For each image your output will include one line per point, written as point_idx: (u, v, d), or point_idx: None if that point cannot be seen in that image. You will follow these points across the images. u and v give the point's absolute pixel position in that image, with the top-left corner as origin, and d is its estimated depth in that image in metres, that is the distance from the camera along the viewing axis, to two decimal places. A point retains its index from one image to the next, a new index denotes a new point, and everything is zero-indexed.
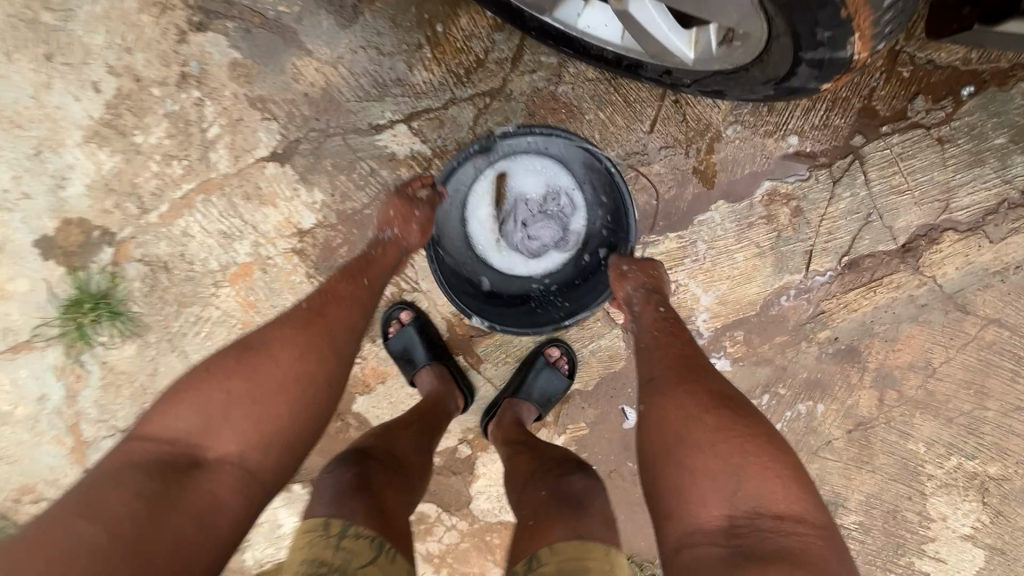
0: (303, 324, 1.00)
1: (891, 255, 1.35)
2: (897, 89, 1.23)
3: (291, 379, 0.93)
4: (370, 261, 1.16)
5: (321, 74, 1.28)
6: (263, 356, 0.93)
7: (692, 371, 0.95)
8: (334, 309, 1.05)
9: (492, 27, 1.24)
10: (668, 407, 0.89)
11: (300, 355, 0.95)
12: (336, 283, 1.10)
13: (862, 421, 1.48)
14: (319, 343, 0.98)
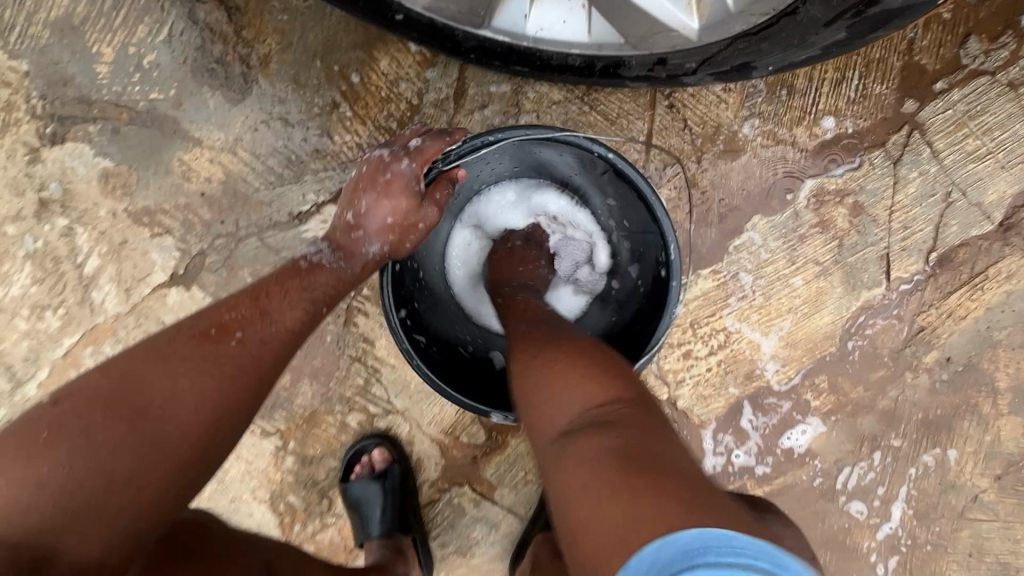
0: (242, 359, 0.63)
1: (989, 238, 1.03)
2: (941, 35, 0.96)
3: (208, 437, 0.58)
4: (341, 282, 0.77)
5: (218, 164, 1.00)
6: (170, 400, 0.57)
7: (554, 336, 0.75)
8: (286, 334, 0.69)
9: (422, 63, 0.97)
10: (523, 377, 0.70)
11: (227, 408, 0.60)
12: (289, 293, 0.71)
13: (1012, 460, 1.11)
14: (256, 389, 0.64)
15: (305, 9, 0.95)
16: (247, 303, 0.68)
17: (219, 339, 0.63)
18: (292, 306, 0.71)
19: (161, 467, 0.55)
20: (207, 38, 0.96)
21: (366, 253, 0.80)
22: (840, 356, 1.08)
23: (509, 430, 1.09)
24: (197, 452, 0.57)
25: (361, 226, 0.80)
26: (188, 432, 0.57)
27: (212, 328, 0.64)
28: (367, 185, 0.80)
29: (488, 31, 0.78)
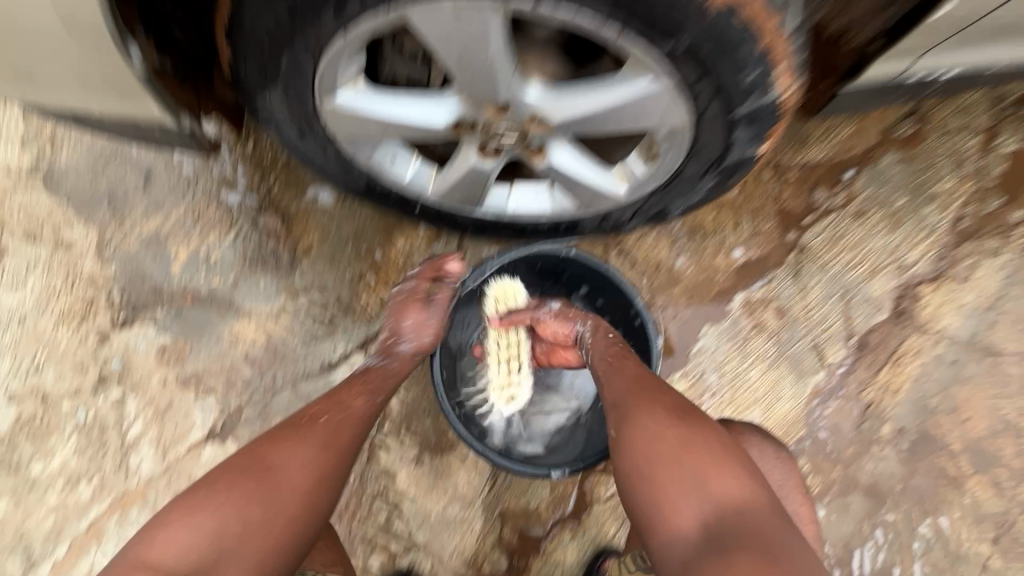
0: (325, 438, 0.86)
1: (889, 323, 1.30)
2: (796, 188, 1.35)
3: (307, 499, 0.81)
4: (391, 373, 1.02)
5: (263, 330, 1.20)
6: (278, 475, 0.80)
7: (663, 397, 0.90)
8: (354, 418, 0.91)
9: (429, 238, 1.26)
10: (646, 437, 0.84)
11: (318, 478, 0.83)
12: (358, 391, 0.95)
13: (995, 518, 1.21)
14: (338, 463, 0.86)
15: (340, 209, 1.25)
16: (329, 399, 0.93)
17: (310, 423, 0.87)
18: (358, 398, 0.94)
19: (274, 525, 0.77)
20: (263, 235, 1.23)
21: (406, 351, 1.07)
22: (810, 437, 1.24)
23: (528, 553, 1.13)
24: (299, 512, 0.80)
25: (400, 337, 1.08)
26: (293, 497, 0.80)
27: (304, 417, 0.88)
28: (399, 308, 1.10)
29: (483, 211, 1.09)
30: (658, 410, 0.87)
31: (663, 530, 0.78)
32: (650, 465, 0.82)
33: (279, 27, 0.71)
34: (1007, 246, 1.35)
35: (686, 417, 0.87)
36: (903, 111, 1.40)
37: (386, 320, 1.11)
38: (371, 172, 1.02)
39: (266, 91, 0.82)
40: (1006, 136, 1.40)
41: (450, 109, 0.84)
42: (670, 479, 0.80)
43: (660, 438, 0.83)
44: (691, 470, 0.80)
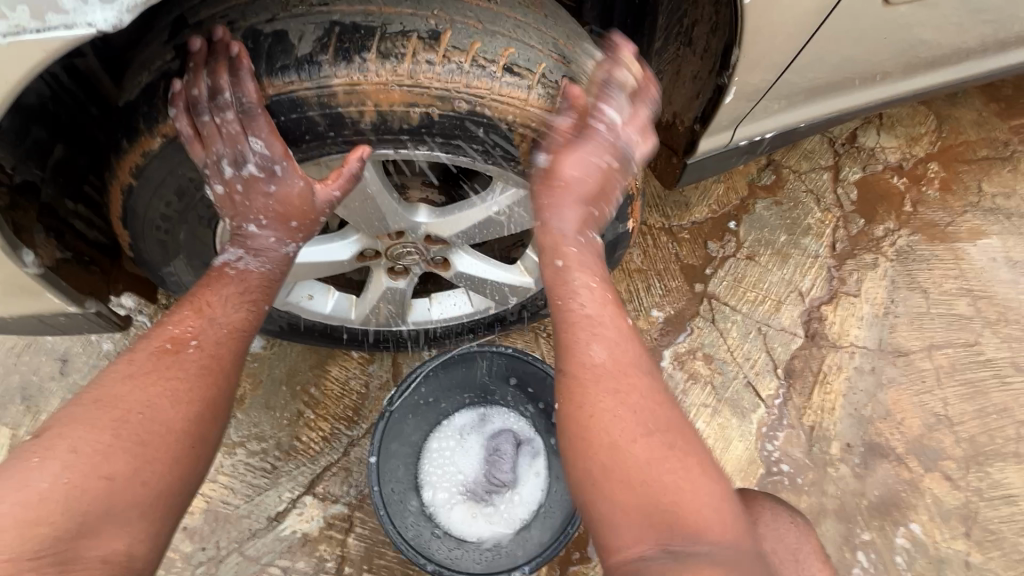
0: (203, 360, 0.66)
1: (807, 347, 1.40)
2: (690, 245, 1.49)
3: (191, 422, 0.63)
4: (271, 278, 0.72)
5: (200, 495, 1.14)
6: (146, 404, 0.61)
7: (629, 383, 0.66)
8: (230, 334, 0.68)
9: (362, 362, 1.28)
10: (618, 428, 0.64)
11: (197, 410, 0.64)
12: (229, 297, 0.70)
13: (959, 512, 1.25)
14: (221, 386, 0.66)
15: (271, 353, 1.27)
16: (191, 313, 0.68)
17: (177, 348, 0.65)
18: (235, 308, 0.70)
19: (151, 466, 0.59)
20: None
21: (285, 251, 0.72)
22: (770, 473, 1.27)
23: None
24: (184, 448, 0.62)
25: (265, 233, 0.70)
26: (172, 428, 0.61)
27: (166, 341, 0.66)
28: (255, 202, 0.67)
29: (409, 325, 1.12)
30: (630, 410, 0.65)
31: (610, 533, 0.61)
32: (608, 469, 0.63)
33: (174, 211, 0.70)
34: (881, 257, 1.52)
35: (662, 413, 0.66)
36: (760, 164, 1.62)
37: (236, 212, 0.68)
38: (290, 314, 1.06)
39: (171, 264, 0.79)
40: (849, 168, 1.64)
41: (352, 243, 0.92)
42: (633, 484, 0.61)
43: (628, 445, 0.63)
44: (660, 472, 0.61)
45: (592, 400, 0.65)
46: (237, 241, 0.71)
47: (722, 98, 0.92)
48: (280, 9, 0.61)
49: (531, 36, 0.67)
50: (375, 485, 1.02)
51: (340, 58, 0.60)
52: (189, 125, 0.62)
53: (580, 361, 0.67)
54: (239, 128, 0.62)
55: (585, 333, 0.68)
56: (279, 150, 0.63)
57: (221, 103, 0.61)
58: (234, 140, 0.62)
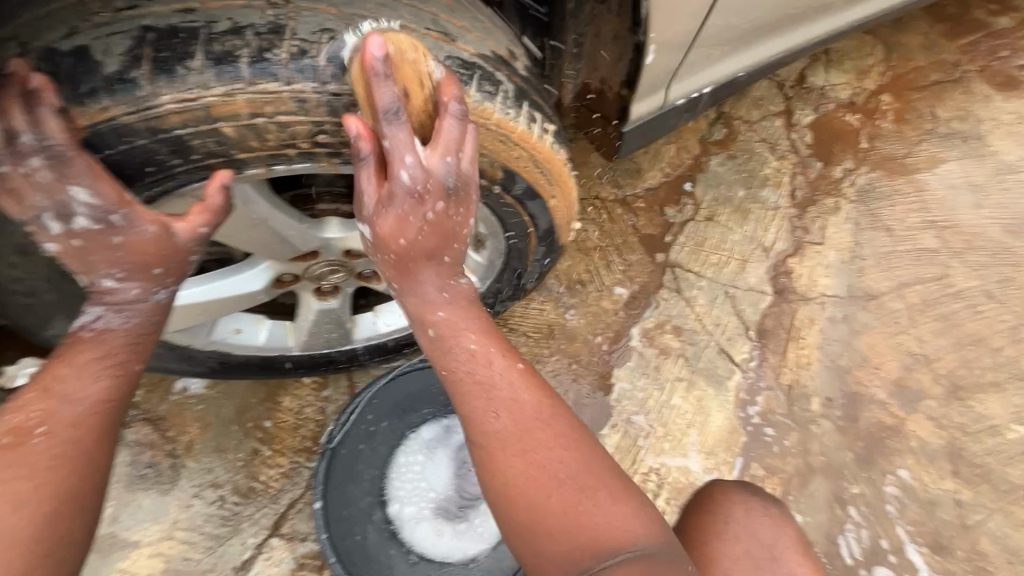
0: (54, 449, 0.55)
1: (777, 303, 1.35)
2: (647, 213, 1.42)
3: (42, 525, 0.52)
4: (134, 338, 0.63)
5: (157, 556, 1.06)
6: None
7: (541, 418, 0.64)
8: (89, 412, 0.58)
9: (315, 388, 1.20)
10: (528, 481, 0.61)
11: (48, 509, 0.53)
12: (83, 366, 0.60)
13: (945, 451, 1.22)
14: (82, 474, 0.56)
15: (215, 393, 1.18)
16: (37, 395, 0.57)
17: (18, 441, 0.55)
18: (94, 376, 0.60)
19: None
20: (136, 451, 1.12)
21: (155, 300, 0.63)
22: (753, 439, 1.23)
23: None
24: (32, 560, 0.51)
25: (126, 285, 0.61)
26: (10, 540, 0.50)
27: (5, 435, 0.55)
28: (102, 253, 0.58)
29: (357, 343, 1.03)
30: (539, 460, 0.62)
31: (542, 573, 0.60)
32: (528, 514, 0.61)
33: (24, 271, 0.61)
34: (842, 200, 1.47)
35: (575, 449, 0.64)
36: (709, 118, 1.55)
37: (86, 266, 0.59)
38: (218, 354, 0.96)
39: (50, 327, 0.69)
40: (801, 111, 1.58)
41: (264, 271, 0.83)
42: (552, 516, 0.60)
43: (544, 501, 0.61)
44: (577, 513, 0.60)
45: (507, 453, 0.62)
46: (93, 297, 0.61)
47: (642, 57, 0.86)
48: (81, 19, 0.51)
49: (400, 15, 0.59)
50: (325, 530, 0.97)
51: (160, 70, 0.51)
52: None
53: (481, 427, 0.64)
54: (55, 176, 0.52)
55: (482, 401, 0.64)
56: (113, 195, 0.54)
57: (22, 148, 0.49)
58: (54, 190, 0.52)
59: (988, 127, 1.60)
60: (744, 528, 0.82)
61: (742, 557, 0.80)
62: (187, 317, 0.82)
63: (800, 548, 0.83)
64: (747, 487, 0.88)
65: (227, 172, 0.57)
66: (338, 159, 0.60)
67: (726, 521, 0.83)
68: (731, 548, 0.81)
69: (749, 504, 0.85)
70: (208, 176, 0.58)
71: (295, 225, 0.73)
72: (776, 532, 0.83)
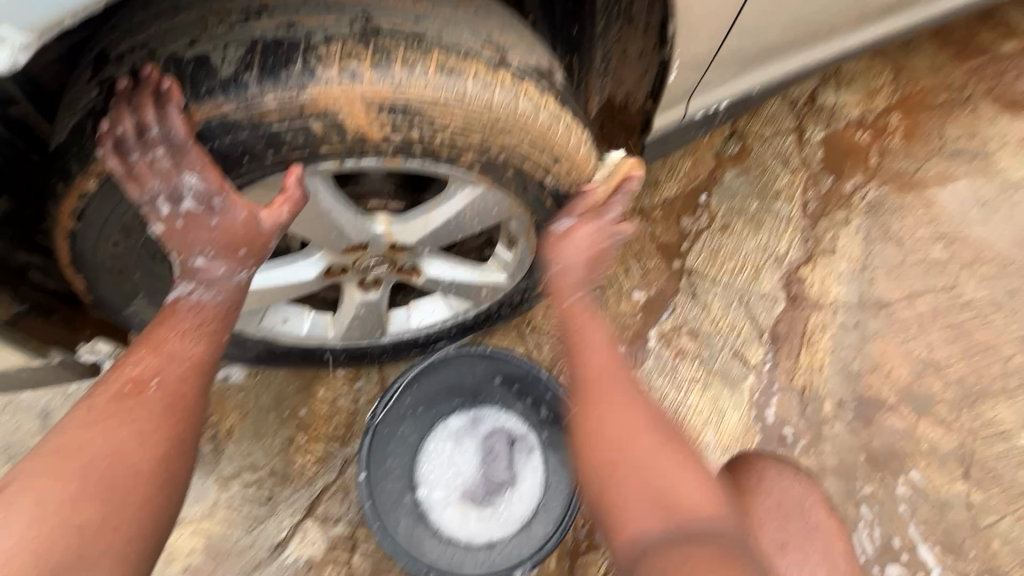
0: (167, 400, 0.64)
1: (790, 310, 1.40)
2: (664, 222, 1.49)
3: (158, 465, 0.62)
4: (220, 309, 0.70)
5: (199, 533, 1.12)
6: (111, 451, 0.60)
7: (631, 391, 0.81)
8: (193, 369, 0.67)
9: (349, 380, 1.27)
10: (607, 442, 0.77)
11: (163, 449, 0.63)
12: (185, 330, 0.68)
13: (956, 454, 1.26)
14: (187, 424, 0.65)
15: (255, 382, 1.25)
16: (148, 352, 0.66)
17: (137, 391, 0.64)
18: (194, 340, 0.68)
19: (118, 512, 0.59)
20: None
21: (238, 280, 0.70)
22: (765, 439, 1.27)
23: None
24: (154, 489, 0.62)
25: (214, 264, 0.68)
26: (139, 471, 0.61)
27: (126, 383, 0.64)
28: (198, 235, 0.66)
29: (389, 336, 1.11)
30: (634, 428, 0.78)
31: (620, 518, 0.74)
32: (625, 477, 0.75)
33: (123, 249, 0.69)
34: (853, 213, 1.53)
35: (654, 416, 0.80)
36: (724, 134, 1.62)
37: (182, 246, 0.67)
38: (267, 340, 1.04)
39: (133, 305, 0.78)
40: (813, 128, 1.65)
41: (317, 261, 0.90)
42: (635, 476, 0.75)
43: (629, 447, 0.76)
44: (655, 469, 0.75)
45: (597, 399, 0.80)
46: (185, 275, 0.69)
47: (668, 71, 0.93)
48: (200, 31, 0.60)
49: (462, 31, 0.67)
50: (367, 499, 1.05)
51: (266, 74, 0.59)
52: (120, 165, 0.61)
53: (591, 392, 0.80)
54: (172, 164, 0.61)
55: (587, 352, 0.83)
56: (215, 183, 0.62)
57: (149, 139, 0.60)
58: (169, 175, 0.62)
59: (995, 146, 1.66)
60: (775, 484, 0.88)
61: (773, 508, 0.85)
62: (245, 303, 0.91)
63: (827, 507, 0.88)
64: (776, 455, 0.94)
65: (300, 167, 0.66)
66: (403, 155, 0.68)
67: (760, 479, 0.88)
68: (763, 501, 0.86)
69: (780, 467, 0.90)
70: (284, 170, 0.66)
71: (351, 218, 0.81)
72: (806, 492, 0.88)
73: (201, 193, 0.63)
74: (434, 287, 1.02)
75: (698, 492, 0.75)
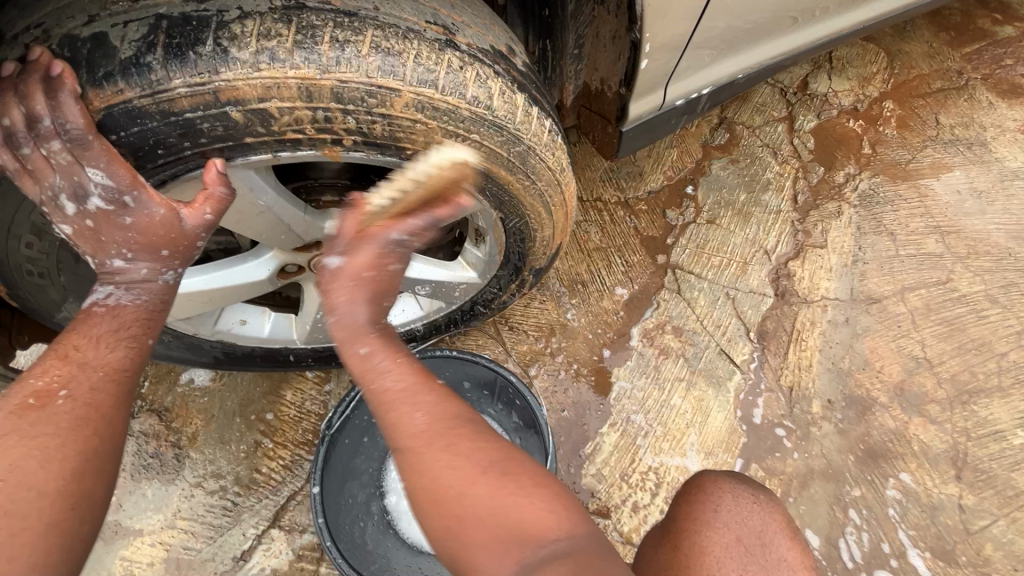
0: (79, 410, 0.59)
1: (778, 306, 1.35)
2: (649, 215, 1.43)
3: (64, 482, 0.55)
4: (140, 310, 0.65)
5: (159, 544, 1.07)
6: (10, 469, 0.54)
7: (447, 427, 0.62)
8: (109, 377, 0.62)
9: (318, 382, 1.22)
10: (441, 495, 0.58)
11: (74, 466, 0.57)
12: (100, 337, 0.63)
13: (948, 455, 1.22)
14: (102, 436, 0.60)
15: (220, 385, 1.20)
16: (57, 361, 0.61)
17: (43, 402, 0.58)
18: (110, 347, 0.63)
19: (17, 541, 0.51)
20: (141, 440, 1.14)
21: (162, 281, 0.66)
22: (752, 441, 1.22)
23: None
24: (62, 511, 0.55)
25: (135, 265, 0.64)
26: (41, 493, 0.54)
27: (29, 396, 0.58)
28: (111, 234, 0.61)
29: None
30: (458, 453, 0.60)
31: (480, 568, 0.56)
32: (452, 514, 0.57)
33: (40, 251, 0.65)
34: (845, 204, 1.48)
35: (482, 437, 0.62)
36: (712, 124, 1.56)
37: (97, 247, 0.63)
38: (223, 343, 0.98)
39: (62, 310, 0.73)
40: (803, 117, 1.59)
41: (269, 261, 0.85)
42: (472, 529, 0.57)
43: (466, 489, 0.58)
44: (492, 506, 0.56)
45: (420, 444, 0.60)
46: (103, 277, 0.65)
47: (640, 55, 0.86)
48: (101, 8, 0.55)
49: (402, 8, 0.62)
50: (321, 514, 0.95)
51: (173, 55, 0.54)
52: (13, 159, 0.56)
53: (398, 430, 0.61)
54: (72, 158, 0.55)
55: (397, 397, 0.63)
56: (125, 178, 0.57)
57: (43, 131, 0.54)
58: (70, 172, 0.56)
59: (991, 134, 1.60)
60: (734, 514, 0.77)
61: (734, 544, 0.74)
62: (192, 305, 0.85)
63: (789, 533, 0.77)
64: (734, 476, 0.84)
65: (220, 161, 0.60)
66: (342, 147, 0.63)
67: (716, 510, 0.77)
68: (721, 536, 0.75)
69: (737, 491, 0.80)
70: (203, 163, 0.61)
71: (298, 215, 0.75)
72: (766, 519, 0.78)
73: (107, 192, 0.58)
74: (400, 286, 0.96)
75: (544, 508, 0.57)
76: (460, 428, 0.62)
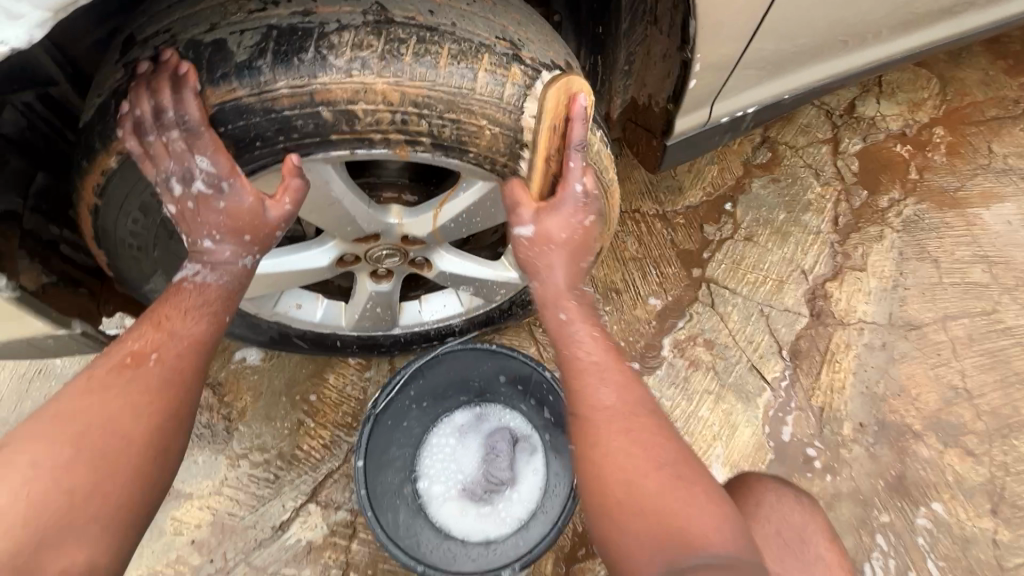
0: (165, 374, 0.67)
1: (812, 326, 1.35)
2: (687, 229, 1.45)
3: (149, 435, 0.64)
4: (220, 290, 0.73)
5: (206, 508, 1.15)
6: (107, 420, 0.63)
7: (630, 419, 0.71)
8: (192, 347, 0.70)
9: (359, 368, 1.28)
10: (615, 468, 0.68)
11: (157, 422, 0.65)
12: (186, 309, 0.71)
13: (983, 489, 1.19)
14: (181, 400, 0.68)
15: (269, 365, 1.28)
16: (150, 329, 0.69)
17: (137, 364, 0.67)
18: (195, 320, 0.72)
19: (111, 480, 0.61)
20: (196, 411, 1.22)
21: (242, 264, 0.73)
22: (778, 458, 1.23)
23: None
24: (145, 460, 0.64)
25: (221, 247, 0.72)
26: (131, 441, 0.63)
27: (126, 357, 0.67)
28: (207, 216, 0.69)
29: (401, 328, 1.10)
30: (639, 444, 0.69)
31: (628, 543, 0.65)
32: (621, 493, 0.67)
33: (142, 227, 0.73)
34: (887, 229, 1.47)
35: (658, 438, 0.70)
36: (755, 142, 1.58)
37: (191, 228, 0.70)
38: (279, 325, 1.05)
39: (151, 282, 0.81)
40: (849, 140, 1.59)
41: (330, 249, 0.92)
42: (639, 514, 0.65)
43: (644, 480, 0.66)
44: (668, 497, 0.65)
45: (605, 428, 0.70)
46: (193, 256, 0.72)
47: (689, 74, 0.90)
48: (220, 18, 0.63)
49: (477, 24, 0.68)
50: (363, 488, 1.03)
51: (278, 61, 0.61)
52: (138, 145, 0.64)
53: (585, 402, 0.73)
54: (185, 146, 0.64)
55: (590, 377, 0.74)
56: (225, 167, 0.65)
57: (166, 121, 0.62)
58: (183, 158, 0.64)
59: None
60: (774, 509, 0.82)
61: (774, 536, 0.79)
62: (257, 286, 0.92)
63: (829, 537, 0.83)
64: (773, 480, 0.89)
65: (296, 157, 0.67)
66: (412, 147, 0.68)
67: (757, 504, 0.83)
68: (764, 527, 0.80)
69: (778, 491, 0.86)
70: (280, 159, 0.67)
71: (362, 208, 0.82)
72: (806, 518, 0.83)
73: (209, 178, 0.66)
74: (445, 282, 1.01)
75: (710, 522, 0.63)
76: (643, 428, 0.70)
